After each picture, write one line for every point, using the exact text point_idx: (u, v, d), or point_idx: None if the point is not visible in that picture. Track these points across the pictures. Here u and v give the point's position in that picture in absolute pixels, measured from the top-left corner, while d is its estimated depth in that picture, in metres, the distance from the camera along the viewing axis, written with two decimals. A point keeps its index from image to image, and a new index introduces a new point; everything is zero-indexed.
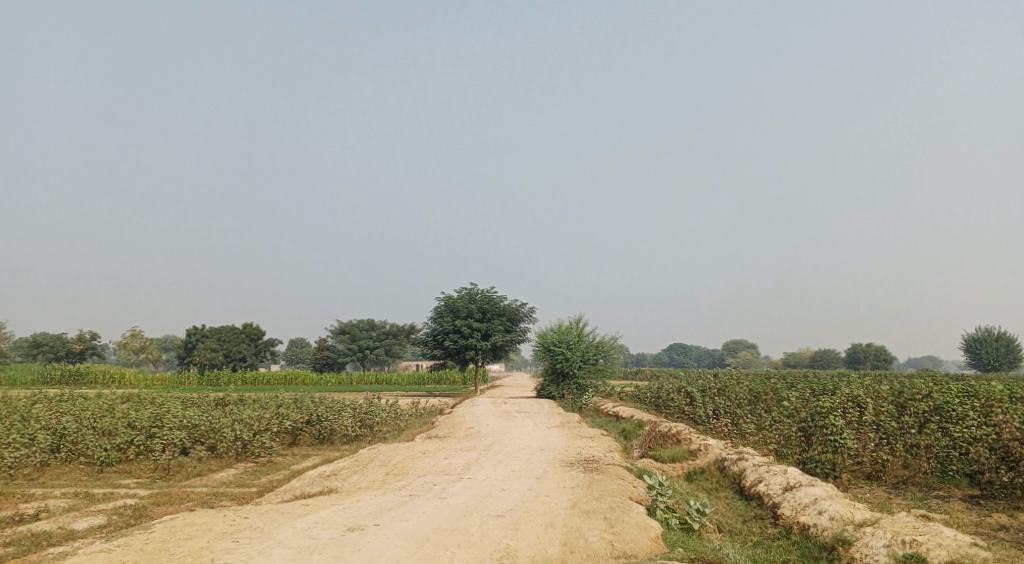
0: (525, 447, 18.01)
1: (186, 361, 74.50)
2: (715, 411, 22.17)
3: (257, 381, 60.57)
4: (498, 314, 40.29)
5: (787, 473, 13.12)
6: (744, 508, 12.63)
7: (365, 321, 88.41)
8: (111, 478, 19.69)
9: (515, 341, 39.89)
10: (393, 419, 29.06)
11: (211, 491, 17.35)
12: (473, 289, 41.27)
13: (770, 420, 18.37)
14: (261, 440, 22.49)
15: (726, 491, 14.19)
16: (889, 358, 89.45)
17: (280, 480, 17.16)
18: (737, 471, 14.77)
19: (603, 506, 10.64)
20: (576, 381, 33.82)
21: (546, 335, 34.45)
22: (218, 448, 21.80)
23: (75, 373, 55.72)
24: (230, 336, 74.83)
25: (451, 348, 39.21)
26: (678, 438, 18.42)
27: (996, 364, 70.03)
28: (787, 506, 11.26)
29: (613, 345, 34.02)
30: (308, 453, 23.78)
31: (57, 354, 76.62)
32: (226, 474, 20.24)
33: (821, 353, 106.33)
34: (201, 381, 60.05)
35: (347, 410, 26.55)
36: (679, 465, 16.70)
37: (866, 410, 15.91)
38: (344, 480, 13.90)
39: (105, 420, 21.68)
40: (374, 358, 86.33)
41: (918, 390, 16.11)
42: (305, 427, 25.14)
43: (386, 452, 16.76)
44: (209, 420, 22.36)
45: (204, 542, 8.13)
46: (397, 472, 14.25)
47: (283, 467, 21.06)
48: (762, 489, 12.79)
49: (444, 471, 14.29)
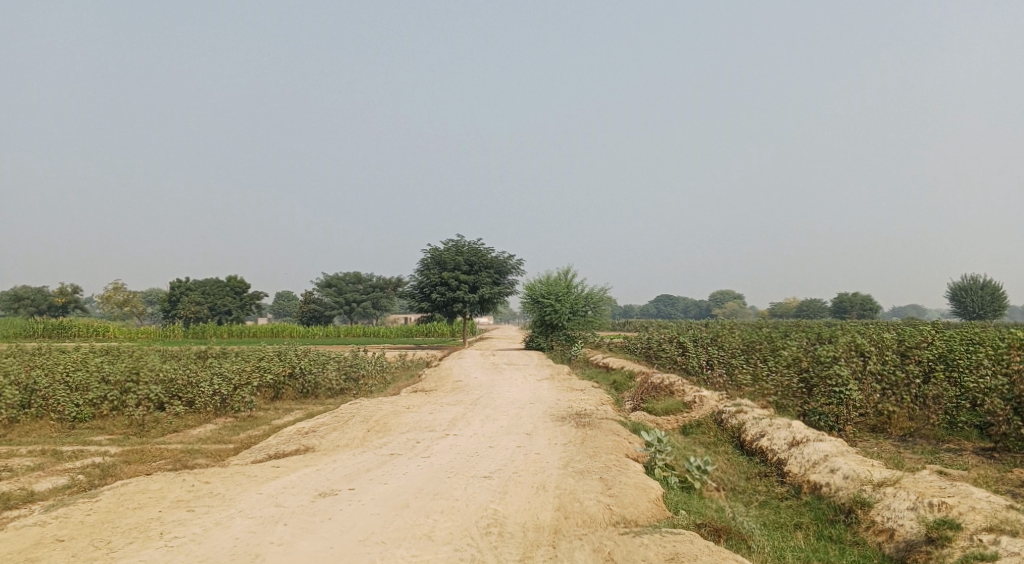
0: (515, 400, 17.21)
1: (171, 315, 73.53)
2: (709, 362, 21.44)
3: (243, 334, 59.68)
4: (486, 266, 39.33)
5: (790, 427, 12.37)
6: (747, 464, 11.92)
7: (352, 273, 87.36)
8: (83, 435, 18.84)
9: (504, 293, 39.05)
10: (378, 372, 28.28)
11: (185, 448, 16.58)
12: (460, 241, 40.19)
13: (767, 370, 17.65)
14: (241, 394, 21.70)
15: (726, 445, 13.48)
16: (875, 308, 89.46)
17: (258, 437, 16.37)
18: (736, 424, 14.06)
19: (598, 465, 9.84)
20: (565, 333, 33.07)
21: (534, 286, 33.55)
22: (196, 402, 20.97)
23: (57, 327, 54.74)
24: (215, 290, 73.59)
25: (438, 301, 38.31)
26: (672, 390, 17.69)
27: (981, 313, 70.02)
28: (794, 463, 10.53)
29: (602, 296, 33.22)
30: (290, 406, 23.01)
31: (39, 308, 75.43)
32: (204, 430, 19.41)
33: (807, 303, 106.42)
34: (187, 333, 59.19)
35: (331, 363, 25.73)
36: (674, 418, 16.00)
37: (870, 360, 15.16)
38: (321, 438, 13.06)
39: (77, 373, 20.76)
40: (361, 311, 85.59)
41: (924, 339, 15.39)
42: (288, 380, 24.30)
43: (369, 407, 15.92)
44: (187, 373, 21.47)
45: (154, 514, 7.28)
46: (379, 429, 13.43)
47: (263, 422, 20.26)
48: (765, 444, 12.06)
49: (428, 427, 13.46)
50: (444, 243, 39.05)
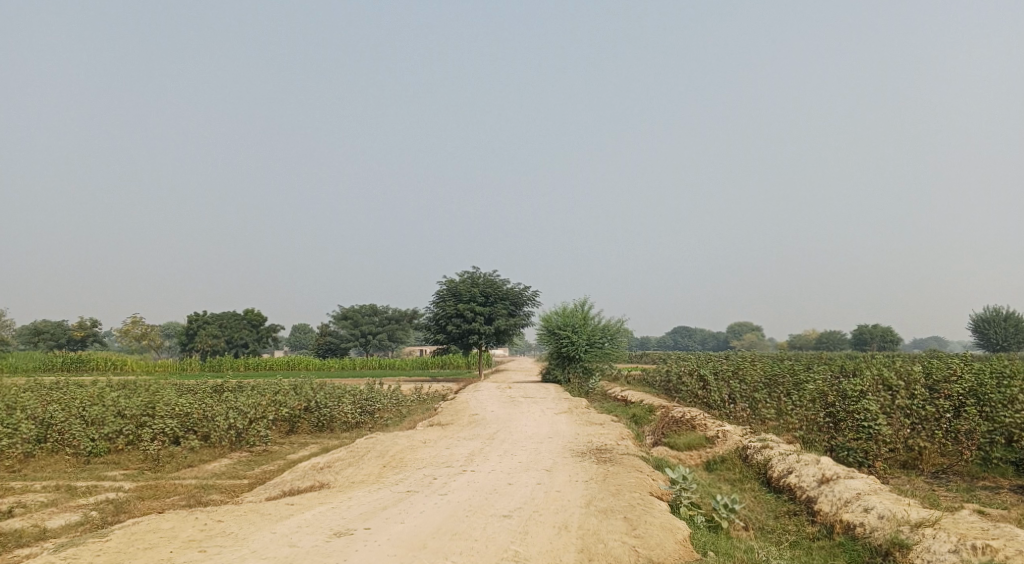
0: (533, 435, 16.90)
1: (188, 348, 73.79)
2: (730, 395, 21.04)
3: (259, 367, 59.69)
4: (502, 298, 39.16)
5: (819, 463, 11.99)
6: (775, 502, 11.55)
7: (368, 306, 87.49)
8: (97, 470, 18.68)
9: (520, 325, 38.82)
10: (394, 405, 28.02)
11: (200, 483, 16.37)
12: (475, 273, 40.10)
13: (791, 404, 17.25)
14: (256, 428, 21.50)
15: (752, 482, 13.10)
16: (895, 339, 88.25)
17: (273, 472, 16.15)
18: (762, 460, 13.68)
19: (621, 504, 9.53)
20: (582, 365, 32.74)
21: (551, 318, 33.32)
22: (211, 437, 20.79)
23: (76, 360, 55.00)
24: (232, 323, 73.85)
25: (454, 333, 38.11)
26: (694, 425, 17.31)
27: (1005, 344, 68.81)
28: (825, 501, 10.16)
29: (619, 328, 32.92)
30: (306, 441, 22.77)
31: (59, 341, 76.02)
32: (218, 465, 19.20)
33: (825, 334, 105.24)
34: (203, 366, 59.28)
35: (347, 396, 25.51)
36: (696, 453, 15.63)
37: (899, 394, 14.77)
38: (336, 474, 12.81)
39: (93, 407, 20.68)
40: (377, 343, 85.56)
41: (954, 372, 15.01)
42: (303, 414, 24.09)
43: (385, 441, 15.67)
44: (202, 407, 21.33)
45: (166, 554, 7.08)
46: (395, 464, 13.18)
47: (278, 457, 20.03)
48: (793, 481, 11.68)
49: (446, 462, 13.18)
50: (460, 275, 38.97)
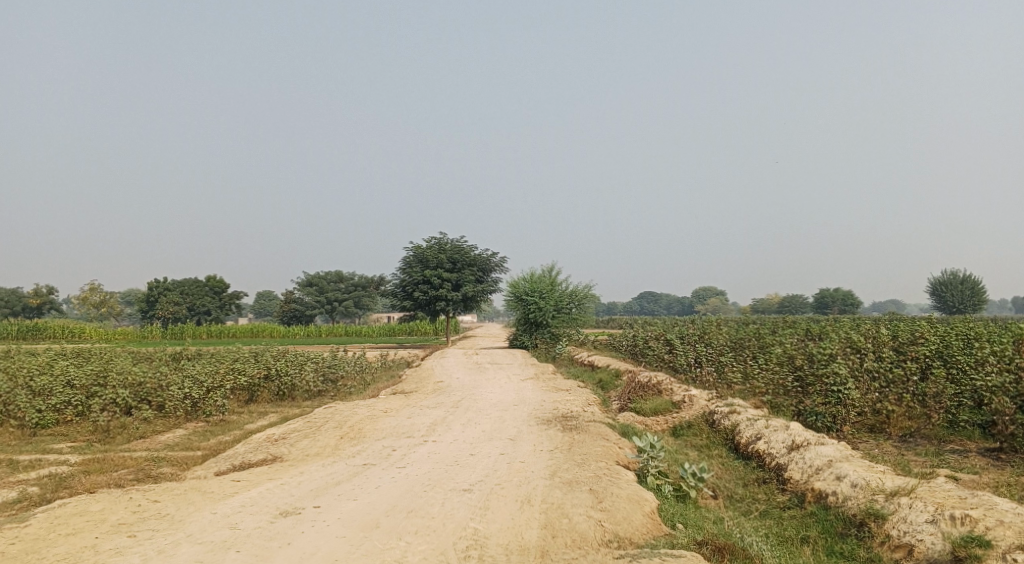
0: (498, 402, 16.45)
1: (149, 315, 72.11)
2: (697, 359, 20.78)
3: (222, 335, 58.57)
4: (469, 264, 38.54)
5: (788, 429, 11.69)
6: (744, 469, 11.25)
7: (333, 272, 86.20)
8: (44, 443, 17.83)
9: (487, 291, 38.29)
10: (358, 372, 27.38)
11: (151, 456, 15.69)
12: (442, 238, 39.40)
13: (759, 368, 17.00)
14: (214, 397, 20.77)
15: (720, 449, 12.81)
16: (855, 303, 89.66)
17: (227, 444, 15.51)
18: (730, 426, 13.39)
19: (587, 475, 9.11)
20: (549, 331, 32.37)
21: (518, 284, 32.80)
22: (166, 407, 20.01)
23: (31, 328, 53.36)
24: (194, 289, 72.22)
25: (421, 299, 37.48)
26: (660, 389, 17.01)
27: (961, 307, 70.15)
28: (795, 469, 9.87)
29: (586, 293, 32.56)
30: (266, 410, 22.08)
31: (13, 309, 73.83)
32: (172, 436, 18.49)
33: (789, 299, 106.89)
34: (165, 334, 57.95)
35: (309, 364, 24.83)
36: (663, 419, 15.34)
37: (867, 357, 14.59)
38: (291, 446, 12.23)
39: (39, 377, 19.76)
40: (343, 310, 84.65)
41: (921, 334, 14.88)
42: (263, 382, 23.36)
43: (344, 411, 15.09)
44: (157, 376, 20.52)
45: (90, 541, 6.50)
46: (353, 435, 12.62)
47: (236, 427, 19.36)
48: (762, 448, 11.39)
49: (406, 433, 12.65)
50: (427, 240, 38.22)
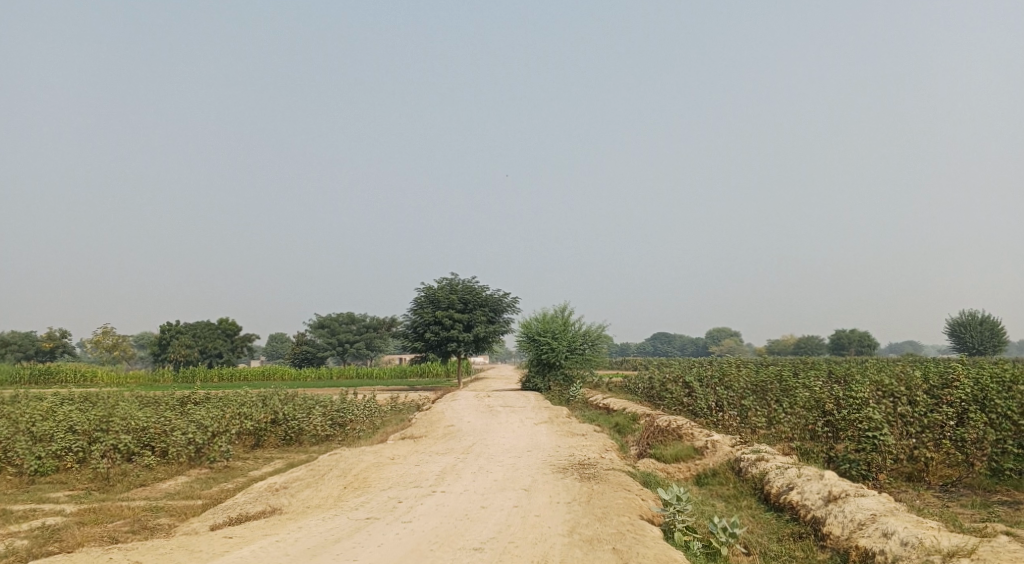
0: (510, 448, 15.69)
1: (161, 358, 71.73)
2: (717, 403, 19.97)
3: (233, 378, 57.98)
4: (481, 304, 37.97)
5: (823, 478, 10.92)
6: (776, 522, 10.47)
7: (345, 314, 85.85)
8: (40, 491, 17.15)
9: (499, 332, 37.61)
10: (368, 416, 26.62)
11: (149, 506, 15.00)
12: (454, 279, 38.89)
13: (784, 411, 16.21)
14: (218, 443, 20.05)
15: (748, 500, 12.00)
16: (872, 344, 88.23)
17: (228, 493, 14.80)
18: (757, 474, 12.59)
19: (609, 532, 8.41)
20: (562, 372, 31.62)
21: (530, 324, 32.15)
22: (168, 453, 19.32)
23: (44, 372, 52.98)
24: (206, 332, 71.89)
25: (432, 341, 36.87)
26: (680, 434, 16.21)
27: (981, 348, 68.57)
28: (835, 523, 9.14)
29: (600, 333, 31.82)
30: (272, 455, 21.36)
31: (26, 353, 73.73)
32: (174, 484, 17.78)
33: (804, 340, 105.56)
34: (176, 377, 57.43)
35: (317, 408, 24.10)
36: (685, 466, 14.57)
37: (901, 401, 13.84)
38: (292, 497, 11.52)
39: (41, 423, 19.20)
40: (354, 352, 84.01)
41: (955, 376, 14.16)
42: (270, 427, 22.68)
43: (350, 458, 14.40)
44: (161, 421, 19.89)
45: None
46: (358, 485, 11.94)
47: (240, 474, 18.64)
48: (795, 499, 10.62)
49: (414, 483, 11.93)
50: (438, 280, 37.75)
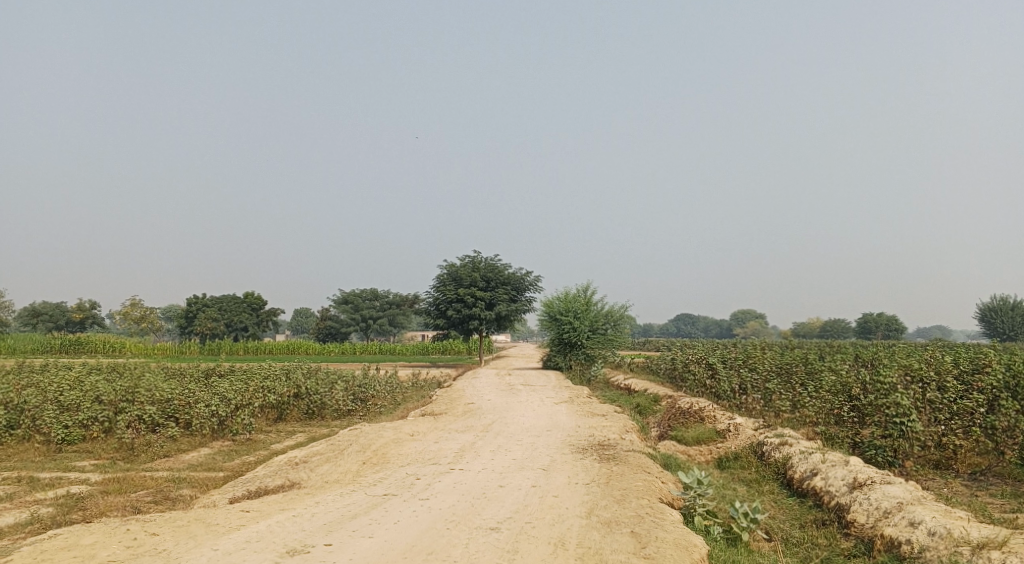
0: (529, 427, 15.60)
1: (188, 331, 72.70)
2: (741, 385, 19.72)
3: (258, 351, 58.60)
4: (503, 282, 37.85)
5: (848, 464, 10.68)
6: (799, 508, 10.27)
7: (369, 290, 86.29)
8: (67, 460, 17.40)
9: (521, 310, 37.50)
10: (390, 392, 26.69)
11: (172, 477, 15.14)
12: (477, 256, 38.77)
13: (809, 396, 15.94)
14: (241, 416, 20.20)
15: (771, 484, 11.80)
16: (900, 328, 87.03)
17: (250, 465, 14.90)
18: (781, 459, 12.38)
19: (628, 514, 8.28)
20: (584, 352, 31.48)
21: (552, 303, 31.99)
22: (192, 425, 19.50)
23: (75, 343, 53.94)
24: (232, 306, 72.64)
25: (454, 318, 36.87)
26: (702, 416, 16.02)
27: (1012, 334, 67.27)
28: (860, 510, 8.94)
29: (622, 313, 31.59)
30: (294, 429, 21.49)
31: (57, 324, 75.13)
32: (197, 455, 17.94)
33: (830, 323, 104.34)
34: (203, 350, 58.15)
35: (339, 383, 24.19)
36: (707, 449, 14.40)
37: (930, 386, 13.52)
38: (310, 471, 11.52)
39: (68, 393, 19.46)
40: (377, 328, 84.49)
41: (987, 362, 13.80)
42: (293, 401, 22.82)
43: (370, 433, 14.39)
44: (185, 393, 20.07)
45: None
46: (377, 461, 11.92)
47: (262, 447, 18.77)
48: (819, 485, 10.41)
49: (432, 460, 11.88)
50: (461, 258, 37.66)
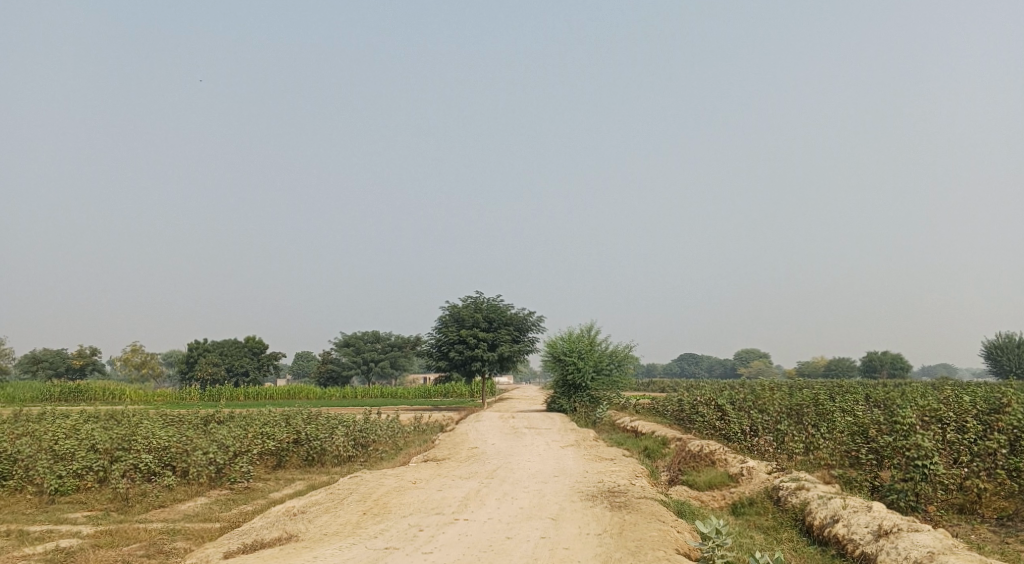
0: (536, 473, 15.11)
1: (188, 377, 72.08)
2: (751, 427, 19.23)
3: (259, 397, 57.95)
4: (505, 323, 37.48)
5: (871, 510, 10.23)
6: (822, 557, 9.82)
7: (370, 332, 85.85)
8: (60, 511, 16.87)
9: (523, 351, 37.07)
10: (391, 437, 26.16)
11: (167, 528, 14.63)
12: (479, 298, 38.48)
13: (823, 437, 15.48)
14: (239, 464, 19.68)
15: (789, 531, 11.34)
16: (905, 366, 86.29)
17: (247, 516, 14.40)
18: (798, 504, 11.91)
19: None
20: (588, 393, 30.98)
21: (555, 344, 31.59)
22: (189, 473, 18.98)
23: (75, 390, 53.39)
24: (233, 350, 72.18)
25: (456, 360, 36.42)
26: (713, 459, 15.54)
27: (1018, 371, 66.52)
28: (888, 560, 8.56)
29: (627, 354, 31.16)
30: (293, 476, 20.96)
31: (57, 370, 74.57)
32: (194, 505, 17.40)
33: (835, 362, 103.53)
34: (203, 395, 57.52)
35: (340, 428, 23.67)
36: (719, 494, 13.91)
37: (949, 427, 13.12)
38: (309, 523, 11.06)
39: (63, 441, 19.01)
40: (378, 371, 83.80)
41: (1006, 402, 13.42)
42: (293, 447, 22.29)
43: (371, 481, 13.92)
44: (182, 441, 19.59)
45: None
46: (378, 511, 11.47)
47: (260, 495, 18.24)
48: (842, 532, 9.96)
49: (435, 509, 11.44)
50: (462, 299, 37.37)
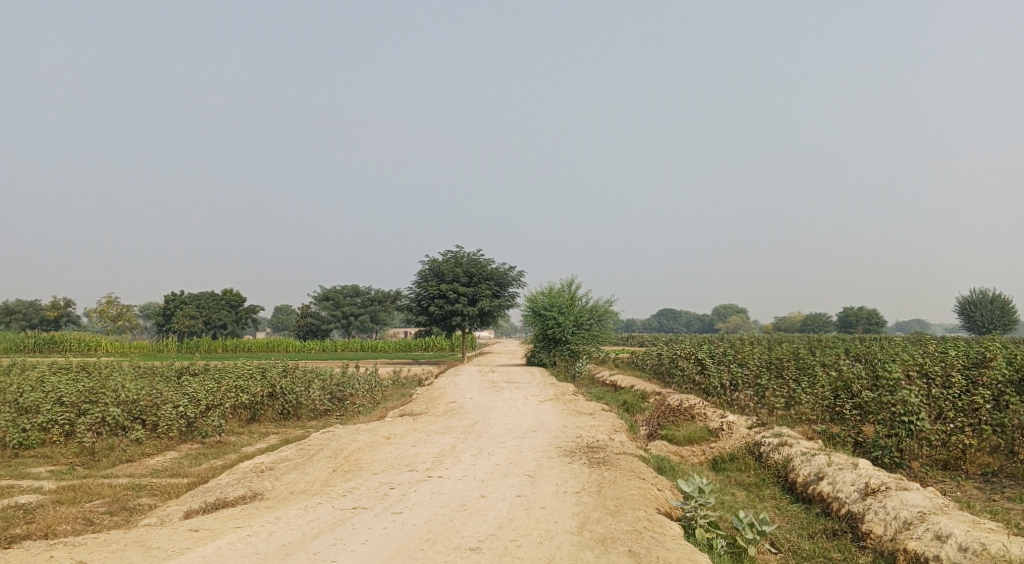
0: (514, 429, 14.72)
1: (165, 329, 71.16)
2: (731, 382, 18.95)
3: (238, 349, 57.31)
4: (486, 278, 36.93)
5: (856, 468, 9.92)
6: (806, 515, 9.52)
7: (350, 286, 85.09)
8: (23, 466, 16.27)
9: (504, 306, 36.64)
10: (369, 391, 25.70)
11: (133, 484, 14.12)
12: (459, 251, 37.85)
13: (804, 392, 15.21)
14: (211, 417, 19.12)
15: (772, 489, 11.03)
16: (881, 322, 87.14)
17: (215, 471, 13.90)
18: (781, 460, 11.62)
19: (624, 529, 7.52)
20: (568, 348, 30.64)
21: (536, 298, 31.15)
22: (158, 427, 18.42)
23: (49, 341, 52.42)
24: (210, 303, 71.20)
25: (436, 314, 35.90)
26: (693, 414, 15.22)
27: (991, 327, 67.24)
28: (875, 520, 8.32)
29: (607, 308, 30.78)
30: (267, 431, 20.47)
31: (31, 321, 73.26)
32: (163, 460, 16.88)
33: (811, 317, 104.40)
34: (180, 348, 56.78)
35: (316, 381, 23.15)
36: (699, 450, 13.62)
37: (934, 382, 12.83)
38: (275, 480, 10.59)
39: (28, 394, 18.34)
40: (358, 325, 83.24)
41: (991, 356, 13.15)
42: (267, 400, 21.76)
43: (343, 436, 13.44)
44: (152, 394, 18.96)
45: None
46: (348, 468, 11.02)
47: (232, 450, 17.76)
48: (827, 490, 9.67)
49: (409, 466, 11.00)
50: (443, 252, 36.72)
